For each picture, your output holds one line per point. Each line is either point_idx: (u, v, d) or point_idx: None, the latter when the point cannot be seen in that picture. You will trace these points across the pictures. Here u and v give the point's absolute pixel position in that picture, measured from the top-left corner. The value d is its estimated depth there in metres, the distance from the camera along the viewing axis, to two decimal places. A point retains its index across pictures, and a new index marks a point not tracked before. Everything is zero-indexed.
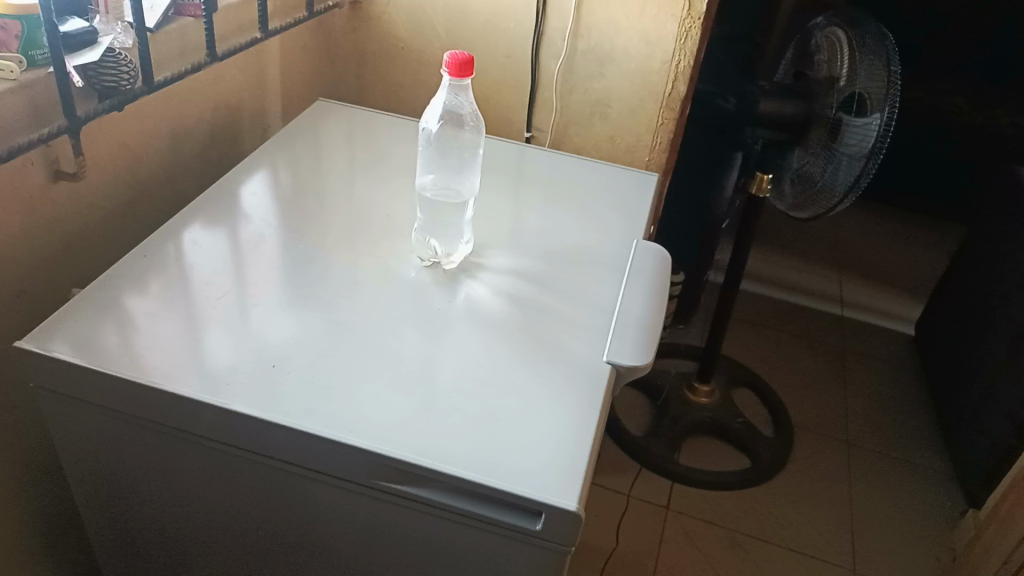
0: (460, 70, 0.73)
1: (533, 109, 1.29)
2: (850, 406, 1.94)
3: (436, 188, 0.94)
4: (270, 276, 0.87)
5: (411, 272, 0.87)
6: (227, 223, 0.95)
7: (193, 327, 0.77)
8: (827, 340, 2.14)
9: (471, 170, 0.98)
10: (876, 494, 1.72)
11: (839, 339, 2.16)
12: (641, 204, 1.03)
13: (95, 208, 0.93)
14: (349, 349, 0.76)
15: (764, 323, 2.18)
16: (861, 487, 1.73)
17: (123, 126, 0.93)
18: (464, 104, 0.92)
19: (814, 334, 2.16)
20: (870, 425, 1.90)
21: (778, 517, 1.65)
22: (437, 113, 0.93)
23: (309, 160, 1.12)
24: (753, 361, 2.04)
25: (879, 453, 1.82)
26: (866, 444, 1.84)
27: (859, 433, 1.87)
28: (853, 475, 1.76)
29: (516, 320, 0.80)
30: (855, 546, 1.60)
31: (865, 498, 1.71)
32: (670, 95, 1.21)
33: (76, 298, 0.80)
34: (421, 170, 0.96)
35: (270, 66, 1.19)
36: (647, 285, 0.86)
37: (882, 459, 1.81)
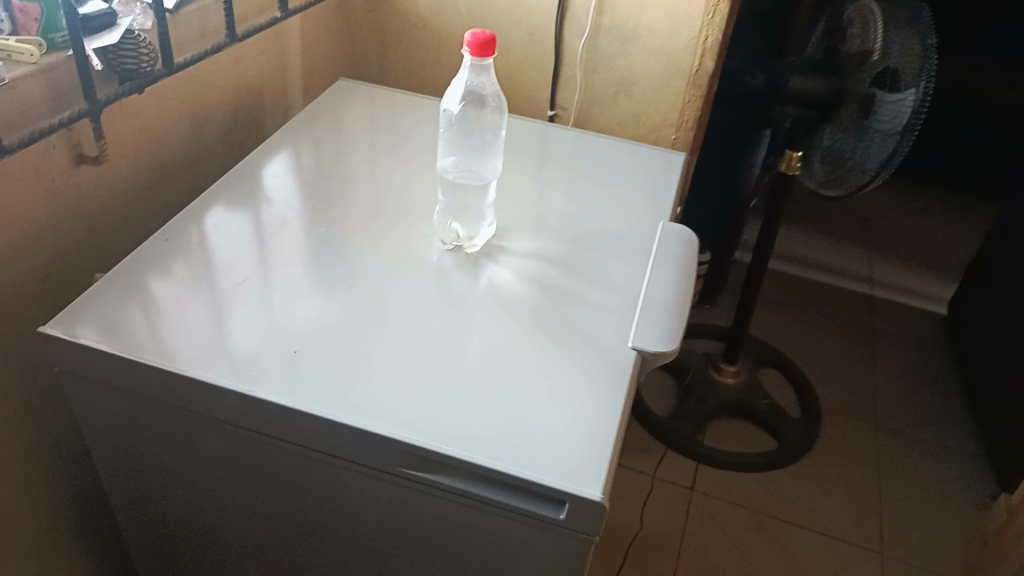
0: (481, 49, 0.71)
1: (556, 88, 1.27)
2: (879, 388, 1.91)
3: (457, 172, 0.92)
4: (293, 260, 0.86)
5: (433, 256, 0.86)
6: (249, 207, 0.94)
7: (217, 313, 0.77)
8: (856, 321, 2.11)
9: (495, 155, 0.95)
10: (905, 477, 1.70)
11: (868, 319, 2.12)
12: (667, 185, 1.00)
13: (118, 192, 0.93)
14: (373, 335, 0.75)
15: (792, 303, 2.15)
16: (890, 469, 1.71)
17: (145, 109, 0.93)
18: (487, 83, 0.89)
19: (842, 314, 2.13)
20: (900, 407, 1.87)
21: (804, 499, 1.63)
22: (460, 93, 0.90)
23: (330, 141, 1.11)
24: (780, 342, 2.01)
25: (908, 435, 1.80)
26: (896, 428, 1.81)
27: (889, 415, 1.84)
28: (882, 459, 1.73)
29: (540, 305, 0.79)
30: (883, 528, 1.59)
31: (894, 480, 1.69)
32: (697, 73, 1.18)
33: (100, 282, 0.80)
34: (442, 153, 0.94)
35: (291, 46, 1.18)
36: (674, 269, 0.84)
37: (911, 442, 1.78)
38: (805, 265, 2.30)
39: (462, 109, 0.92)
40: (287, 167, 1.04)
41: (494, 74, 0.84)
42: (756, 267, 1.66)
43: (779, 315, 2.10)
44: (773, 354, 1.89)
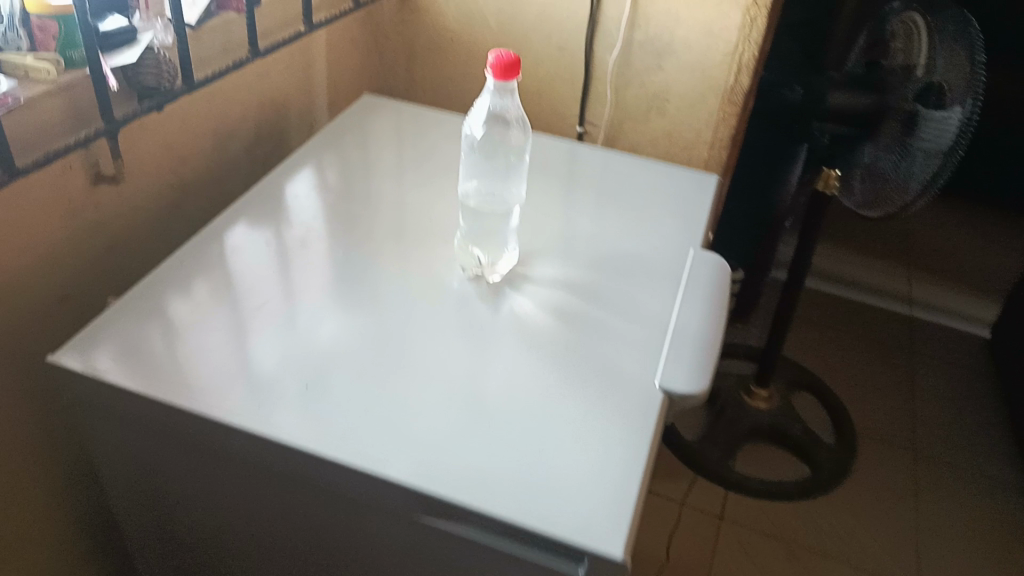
0: (504, 73, 0.68)
1: (586, 104, 1.23)
2: (918, 413, 1.85)
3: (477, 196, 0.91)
4: (312, 286, 0.83)
5: (454, 282, 0.83)
6: (270, 228, 0.92)
7: (232, 343, 0.75)
8: (894, 342, 2.04)
9: (518, 179, 0.94)
10: (945, 508, 1.63)
11: (907, 341, 2.05)
12: (699, 209, 0.96)
13: (138, 211, 0.91)
14: (390, 369, 0.72)
15: (828, 322, 2.09)
16: (928, 500, 1.65)
17: (167, 127, 0.91)
18: (510, 109, 0.86)
19: (880, 335, 2.06)
20: (940, 435, 1.80)
21: (838, 529, 1.57)
22: (481, 119, 0.89)
23: (355, 158, 1.09)
24: (815, 363, 1.95)
25: (948, 464, 1.73)
26: (935, 455, 1.75)
27: (928, 443, 1.77)
28: (920, 488, 1.67)
29: (562, 339, 0.76)
30: (921, 563, 1.52)
31: (933, 511, 1.62)
32: (732, 89, 1.14)
33: (114, 308, 0.78)
34: (464, 177, 0.93)
35: (316, 60, 1.16)
36: (705, 297, 0.80)
37: (951, 471, 1.71)
38: (841, 283, 2.24)
39: (484, 134, 0.90)
40: (312, 183, 1.02)
41: (520, 101, 0.82)
42: (791, 288, 1.60)
43: (814, 334, 2.04)
44: (808, 376, 1.84)
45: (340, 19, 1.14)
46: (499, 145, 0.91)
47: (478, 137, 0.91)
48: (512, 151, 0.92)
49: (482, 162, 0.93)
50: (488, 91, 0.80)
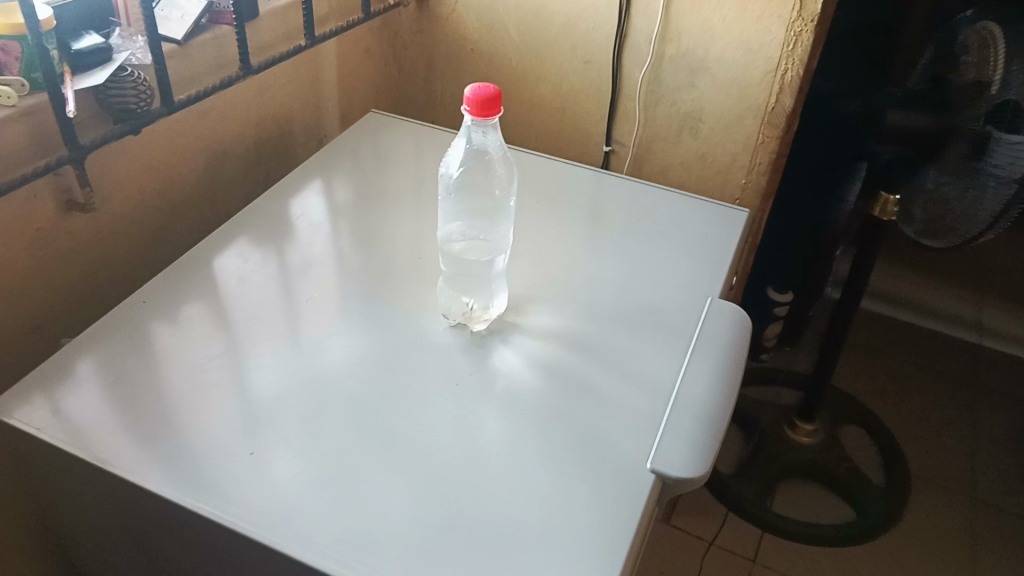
0: (484, 109, 0.59)
1: (613, 121, 1.14)
2: (980, 453, 1.70)
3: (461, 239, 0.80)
4: (290, 325, 0.77)
5: (437, 329, 0.75)
6: (257, 255, 0.86)
7: (191, 392, 0.69)
8: (959, 374, 1.88)
9: (507, 224, 0.83)
10: (1006, 565, 1.48)
11: (973, 372, 1.89)
12: (725, 251, 0.86)
13: (118, 237, 0.86)
14: (359, 430, 0.65)
15: (888, 350, 1.93)
16: (988, 554, 1.50)
17: (153, 149, 0.86)
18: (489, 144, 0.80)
19: (944, 365, 1.90)
20: (1005, 481, 1.64)
21: None
22: (461, 156, 0.81)
23: (376, 198, 0.99)
24: (871, 396, 1.80)
25: (1012, 513, 1.58)
26: (997, 501, 1.60)
27: (991, 489, 1.62)
28: (977, 537, 1.53)
29: (546, 406, 0.67)
30: None
31: (992, 567, 1.48)
32: (773, 111, 1.03)
33: (71, 349, 0.72)
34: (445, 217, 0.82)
35: (325, 72, 1.10)
36: (718, 358, 0.71)
37: (1015, 522, 1.56)
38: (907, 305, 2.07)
39: (462, 173, 0.82)
40: (329, 224, 0.93)
41: (501, 134, 0.76)
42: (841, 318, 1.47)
43: (875, 366, 1.88)
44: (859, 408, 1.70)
45: (349, 29, 1.07)
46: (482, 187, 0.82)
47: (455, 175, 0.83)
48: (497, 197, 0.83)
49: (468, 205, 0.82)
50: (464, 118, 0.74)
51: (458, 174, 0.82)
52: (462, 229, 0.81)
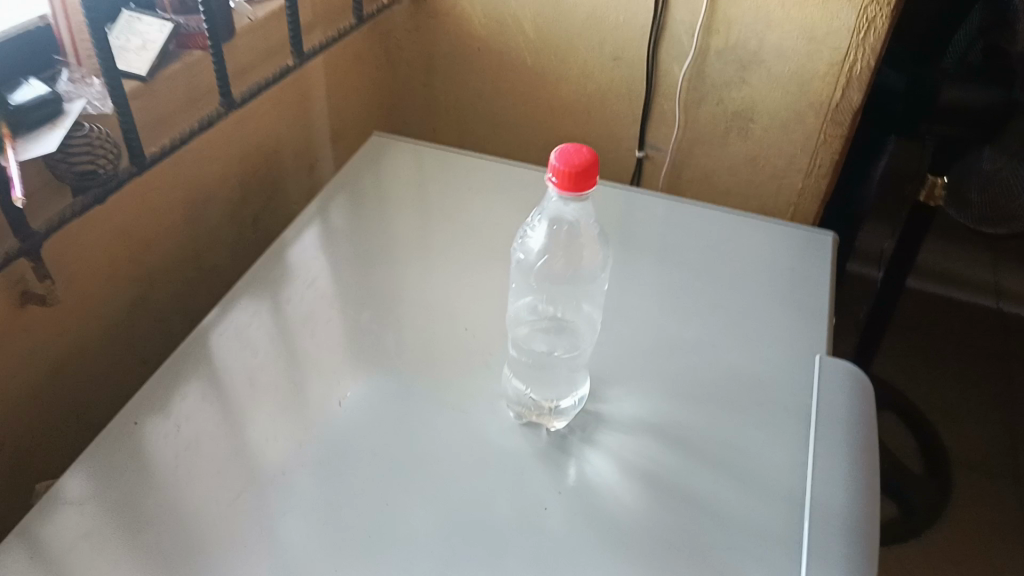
0: (576, 183, 0.46)
1: (648, 124, 1.00)
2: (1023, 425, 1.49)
3: (538, 335, 0.66)
4: (322, 427, 0.60)
5: (501, 432, 0.60)
6: (263, 329, 0.68)
7: (217, 546, 0.52)
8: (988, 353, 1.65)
9: (592, 306, 0.69)
10: None
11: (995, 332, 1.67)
12: (817, 291, 0.74)
13: (93, 324, 0.70)
14: (423, 565, 0.52)
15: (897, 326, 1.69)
16: None
17: (121, 211, 0.69)
18: (570, 219, 0.63)
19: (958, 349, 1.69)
20: None
21: None
22: (542, 240, 0.65)
23: (373, 245, 0.80)
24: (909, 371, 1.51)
25: None
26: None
27: None
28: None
29: (668, 533, 0.54)
30: None
31: None
32: (837, 107, 0.90)
33: (44, 497, 0.54)
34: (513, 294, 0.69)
35: (314, 87, 0.95)
36: (846, 442, 0.59)
37: None
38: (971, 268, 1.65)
39: (544, 259, 0.66)
40: (324, 270, 0.76)
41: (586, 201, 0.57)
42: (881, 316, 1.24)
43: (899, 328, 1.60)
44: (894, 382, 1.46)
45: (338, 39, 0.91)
46: (567, 273, 0.66)
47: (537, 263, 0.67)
48: (584, 275, 0.67)
49: (551, 290, 0.67)
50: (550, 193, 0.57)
51: (542, 262, 0.66)
52: (538, 311, 0.68)
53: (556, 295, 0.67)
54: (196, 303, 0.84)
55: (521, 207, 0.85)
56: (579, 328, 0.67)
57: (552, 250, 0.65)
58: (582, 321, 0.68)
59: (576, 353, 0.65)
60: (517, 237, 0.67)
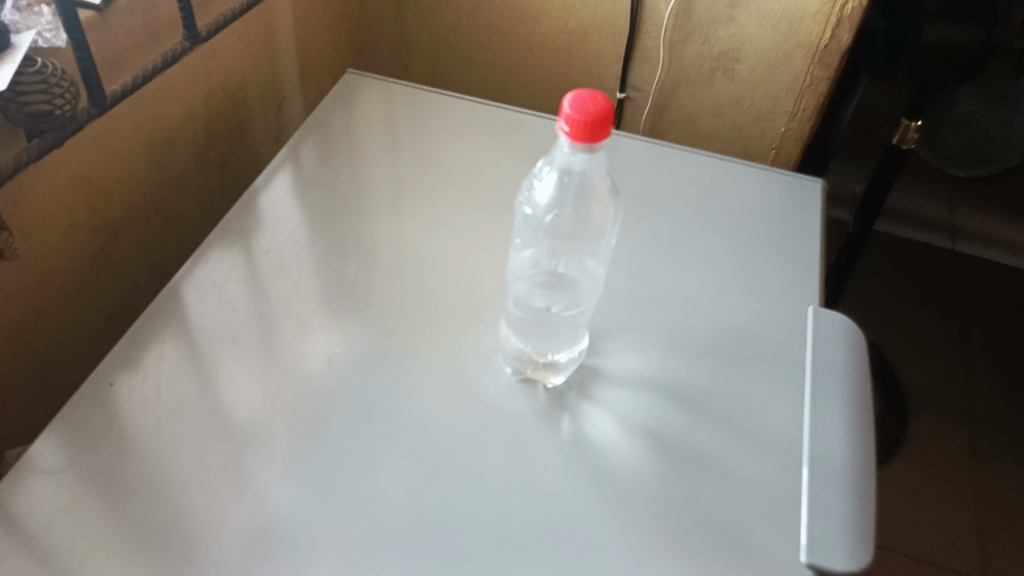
0: (588, 132, 0.46)
1: (631, 64, 1.04)
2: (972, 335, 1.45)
3: (538, 290, 0.64)
4: (310, 387, 0.58)
5: (499, 388, 0.59)
6: (240, 284, 0.65)
7: (204, 514, 0.50)
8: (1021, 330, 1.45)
9: (596, 261, 0.66)
10: (1004, 469, 1.27)
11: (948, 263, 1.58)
12: (809, 238, 0.73)
13: (61, 276, 0.66)
14: (418, 529, 0.50)
15: (923, 287, 1.50)
16: (986, 459, 1.28)
17: (84, 154, 0.64)
18: (579, 171, 0.60)
19: (994, 321, 1.47)
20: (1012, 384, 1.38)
21: (886, 509, 1.20)
22: (550, 193, 0.62)
23: (345, 196, 0.75)
24: (882, 309, 1.47)
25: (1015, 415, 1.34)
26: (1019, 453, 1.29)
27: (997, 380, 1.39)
28: (976, 438, 1.30)
29: (667, 490, 0.53)
30: (986, 551, 1.17)
31: (994, 475, 1.26)
32: (826, 48, 0.94)
33: (17, 465, 0.51)
34: (516, 247, 0.66)
35: (279, 23, 0.89)
36: (844, 392, 0.59)
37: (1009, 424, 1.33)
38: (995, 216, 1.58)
39: (552, 214, 0.63)
40: (300, 220, 0.72)
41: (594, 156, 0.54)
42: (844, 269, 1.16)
43: (899, 281, 1.51)
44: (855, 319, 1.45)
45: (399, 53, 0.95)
46: (574, 227, 0.63)
47: (545, 218, 0.64)
48: (591, 231, 0.64)
49: (554, 244, 0.65)
50: (560, 146, 0.53)
51: (549, 218, 0.63)
52: (541, 265, 0.65)
53: (560, 249, 0.65)
54: (164, 252, 0.79)
55: (505, 150, 0.82)
56: (581, 284, 0.64)
57: (559, 204, 0.62)
58: (585, 277, 0.65)
59: (577, 309, 0.63)
60: (524, 190, 0.65)
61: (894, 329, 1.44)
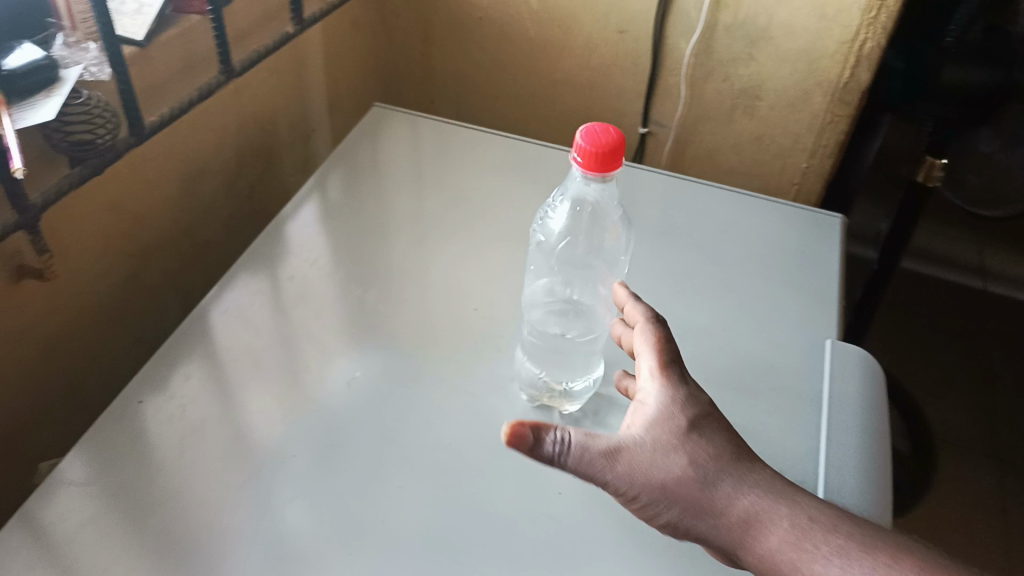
0: (600, 163, 0.48)
1: (652, 100, 1.06)
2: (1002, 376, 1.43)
3: (552, 321, 0.67)
4: (329, 409, 0.59)
5: (513, 414, 0.60)
6: (265, 308, 0.67)
7: (224, 527, 0.51)
8: None
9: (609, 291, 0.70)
10: None
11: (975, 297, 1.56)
12: (826, 274, 0.73)
13: (93, 296, 0.68)
14: (433, 550, 0.51)
15: (949, 328, 1.50)
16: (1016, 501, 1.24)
17: (119, 179, 0.67)
18: (591, 201, 0.68)
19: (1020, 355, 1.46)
20: None
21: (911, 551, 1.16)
22: (562, 221, 0.70)
23: (370, 224, 0.77)
24: (907, 350, 1.45)
25: None
26: None
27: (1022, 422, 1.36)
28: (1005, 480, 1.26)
29: None
30: None
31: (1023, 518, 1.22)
32: (845, 87, 0.95)
33: (45, 481, 0.52)
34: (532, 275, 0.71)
35: (309, 57, 0.93)
36: (859, 429, 0.59)
37: None
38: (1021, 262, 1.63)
39: (565, 240, 0.70)
40: (325, 248, 0.74)
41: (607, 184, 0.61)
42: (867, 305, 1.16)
43: (924, 318, 1.51)
44: (883, 358, 1.43)
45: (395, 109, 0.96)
46: (585, 252, 0.70)
47: (557, 246, 0.71)
48: (600, 254, 0.71)
49: (567, 271, 0.71)
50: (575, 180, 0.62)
51: (562, 243, 0.70)
52: (555, 293, 0.69)
53: (572, 276, 0.70)
54: (193, 276, 0.82)
55: (528, 183, 0.84)
56: (595, 312, 0.69)
57: (572, 231, 0.70)
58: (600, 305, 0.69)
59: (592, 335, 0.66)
60: (537, 221, 0.72)
61: (923, 365, 1.43)
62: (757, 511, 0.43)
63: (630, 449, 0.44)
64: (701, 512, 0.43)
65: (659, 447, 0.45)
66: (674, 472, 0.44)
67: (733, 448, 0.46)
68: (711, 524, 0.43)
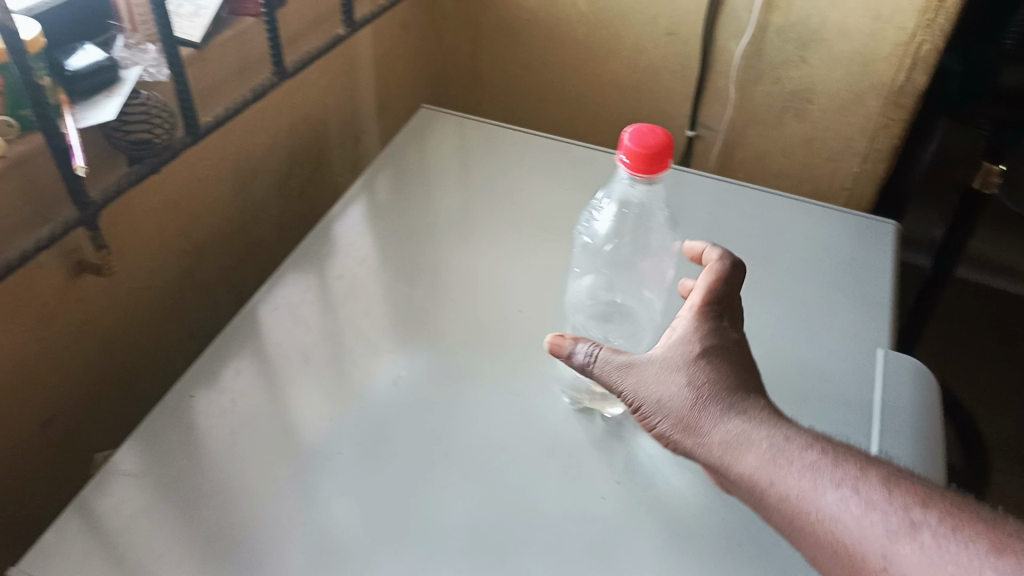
0: (648, 164, 0.48)
1: (700, 103, 1.05)
2: None
3: (593, 324, 0.67)
4: (375, 407, 0.60)
5: (556, 416, 0.60)
6: (314, 306, 0.68)
7: (272, 522, 0.52)
8: None
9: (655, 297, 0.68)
10: None
11: None
12: (878, 281, 0.72)
13: (148, 292, 0.70)
14: (477, 549, 0.51)
15: (1006, 339, 1.45)
16: None
17: (176, 178, 0.69)
18: (638, 201, 0.68)
19: None
20: None
21: None
22: (608, 223, 0.69)
23: (417, 224, 0.78)
24: (962, 360, 1.41)
25: None
26: None
27: None
28: None
29: (726, 530, 0.53)
30: None
31: None
32: (899, 90, 0.93)
33: (101, 470, 0.54)
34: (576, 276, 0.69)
35: (359, 59, 0.94)
36: (911, 441, 0.57)
37: None
38: None
39: (612, 241, 0.69)
40: (372, 247, 0.74)
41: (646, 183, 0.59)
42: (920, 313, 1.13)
43: (980, 328, 1.46)
44: (936, 367, 1.39)
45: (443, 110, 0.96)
46: (633, 256, 0.69)
47: (604, 248, 0.70)
48: (648, 259, 0.68)
49: (613, 276, 0.69)
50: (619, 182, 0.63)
51: (608, 245, 0.69)
52: (597, 297, 0.69)
53: (617, 281, 0.69)
54: (245, 272, 0.84)
55: (575, 185, 0.83)
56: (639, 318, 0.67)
57: (617, 233, 0.69)
58: (643, 308, 0.68)
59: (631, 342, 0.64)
60: (585, 222, 0.72)
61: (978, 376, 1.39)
62: (739, 436, 0.46)
63: (640, 364, 0.51)
64: (689, 428, 0.48)
65: (667, 365, 0.50)
66: (673, 388, 0.49)
67: (739, 382, 0.49)
68: (698, 442, 0.47)
